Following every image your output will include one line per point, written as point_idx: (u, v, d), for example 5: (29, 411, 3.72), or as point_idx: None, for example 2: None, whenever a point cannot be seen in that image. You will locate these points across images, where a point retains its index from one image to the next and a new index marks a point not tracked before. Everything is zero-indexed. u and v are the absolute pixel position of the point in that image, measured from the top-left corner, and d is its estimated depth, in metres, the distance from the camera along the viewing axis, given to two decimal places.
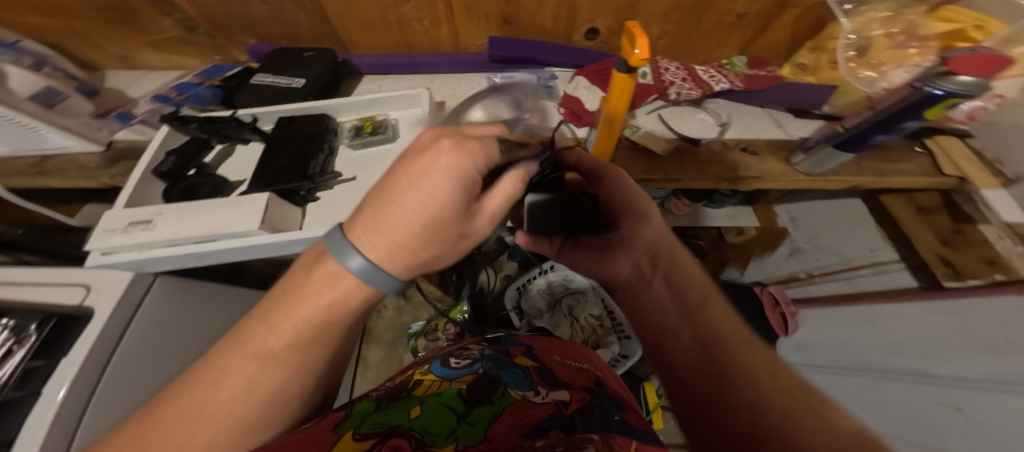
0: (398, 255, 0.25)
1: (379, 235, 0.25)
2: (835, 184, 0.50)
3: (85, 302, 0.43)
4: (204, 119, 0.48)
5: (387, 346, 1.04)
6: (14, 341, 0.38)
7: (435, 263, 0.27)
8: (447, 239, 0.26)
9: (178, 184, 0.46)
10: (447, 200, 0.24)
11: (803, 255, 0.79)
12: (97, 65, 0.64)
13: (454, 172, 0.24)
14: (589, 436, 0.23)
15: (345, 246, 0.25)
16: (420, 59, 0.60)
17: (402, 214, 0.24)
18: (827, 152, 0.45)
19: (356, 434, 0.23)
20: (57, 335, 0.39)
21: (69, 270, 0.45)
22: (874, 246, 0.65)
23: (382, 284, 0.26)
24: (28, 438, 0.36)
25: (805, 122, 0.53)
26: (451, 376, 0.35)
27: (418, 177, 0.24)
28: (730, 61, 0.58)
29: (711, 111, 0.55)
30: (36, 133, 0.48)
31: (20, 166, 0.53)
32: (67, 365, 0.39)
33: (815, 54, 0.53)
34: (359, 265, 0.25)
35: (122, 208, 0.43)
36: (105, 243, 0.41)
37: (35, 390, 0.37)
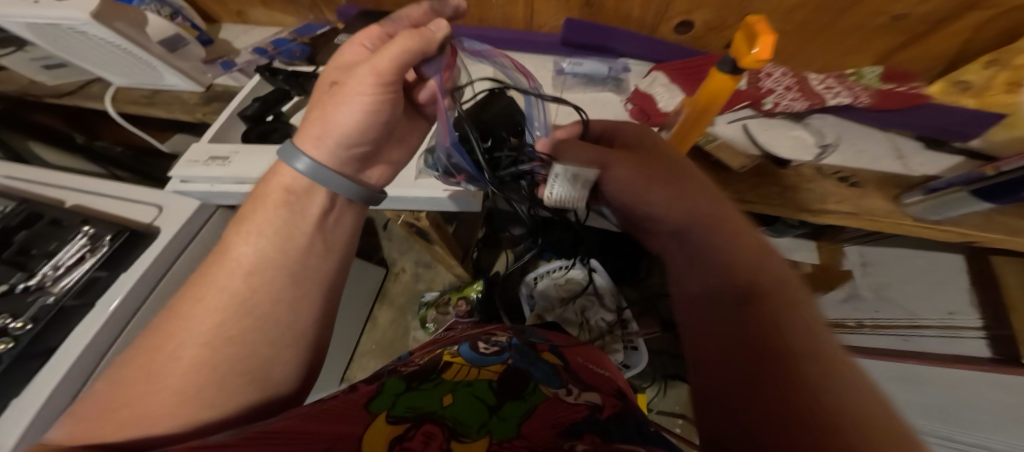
0: (312, 139, 0.31)
1: (309, 133, 0.31)
2: (949, 236, 0.42)
3: (155, 221, 0.48)
4: (290, 73, 0.52)
5: (398, 311, 1.09)
6: (89, 249, 0.43)
7: (346, 126, 0.31)
8: (328, 95, 0.32)
9: (257, 128, 0.49)
10: (352, 68, 0.32)
11: (862, 303, 0.66)
12: (215, 18, 0.69)
13: (359, 53, 0.32)
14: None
15: (292, 151, 0.32)
16: (493, 34, 0.59)
17: (324, 118, 0.31)
18: (961, 195, 0.38)
19: (390, 416, 0.22)
20: (125, 247, 0.45)
21: (148, 191, 0.51)
22: (954, 309, 0.57)
23: (324, 181, 0.32)
24: (74, 342, 0.39)
25: (936, 155, 0.46)
26: (480, 363, 0.35)
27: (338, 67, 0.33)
28: (858, 71, 0.51)
29: (812, 130, 0.48)
30: (155, 71, 0.53)
31: (135, 96, 0.59)
32: (123, 279, 0.43)
33: (988, 71, 0.43)
34: (304, 165, 0.31)
35: (207, 142, 0.47)
36: (185, 171, 0.45)
37: (92, 300, 0.42)
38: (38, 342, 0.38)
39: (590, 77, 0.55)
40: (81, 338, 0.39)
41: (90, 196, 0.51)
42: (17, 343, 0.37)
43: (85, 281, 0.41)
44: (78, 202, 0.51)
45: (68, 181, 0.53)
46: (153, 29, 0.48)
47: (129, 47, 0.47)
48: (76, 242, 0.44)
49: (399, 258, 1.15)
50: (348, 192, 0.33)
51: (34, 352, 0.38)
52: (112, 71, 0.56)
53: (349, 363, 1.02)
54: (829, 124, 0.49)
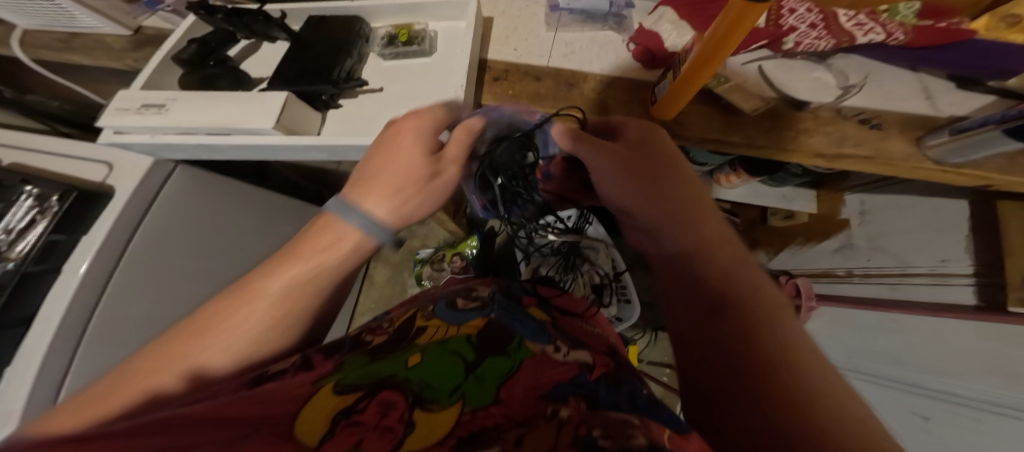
0: (382, 201, 0.33)
1: (368, 190, 0.33)
2: (967, 181, 0.39)
3: (107, 180, 0.46)
4: (230, 11, 0.44)
5: (394, 267, 1.10)
6: (38, 211, 0.41)
7: (420, 200, 0.35)
8: (423, 176, 0.34)
9: (197, 72, 0.44)
10: (415, 153, 0.33)
11: (853, 252, 0.71)
12: None
13: (421, 125, 0.34)
14: (625, 419, 0.21)
15: (344, 207, 0.33)
16: None
17: (383, 187, 0.33)
18: (993, 135, 0.34)
19: (339, 386, 0.21)
20: (78, 208, 0.43)
21: (88, 146, 0.48)
22: (946, 256, 0.53)
23: (379, 235, 0.33)
24: (54, 306, 0.40)
25: (967, 95, 0.41)
26: (458, 321, 0.34)
27: (397, 137, 0.34)
28: (892, 7, 0.44)
29: (835, 71, 0.43)
30: (65, 10, 0.47)
31: (50, 39, 0.53)
32: (85, 242, 0.43)
33: None
34: (358, 220, 0.32)
35: (135, 89, 0.42)
36: (117, 121, 0.41)
37: (56, 265, 0.41)
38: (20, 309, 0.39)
39: (588, 14, 0.49)
40: (58, 303, 0.40)
41: (30, 155, 0.47)
42: None
43: (43, 245, 0.40)
44: (16, 159, 0.46)
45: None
46: None
47: None
48: (21, 204, 0.41)
49: None
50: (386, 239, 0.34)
51: (12, 321, 0.38)
52: (18, 11, 0.49)
53: (349, 321, 1.05)
54: (854, 63, 0.44)
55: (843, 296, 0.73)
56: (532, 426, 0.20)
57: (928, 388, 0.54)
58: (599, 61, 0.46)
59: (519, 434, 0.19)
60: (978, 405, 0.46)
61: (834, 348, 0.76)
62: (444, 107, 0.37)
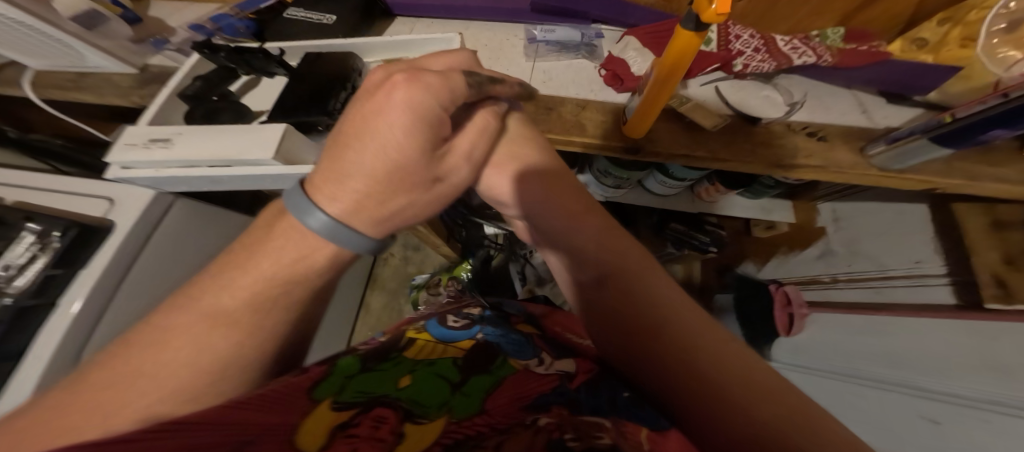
0: (358, 210, 0.27)
1: (338, 188, 0.26)
2: (911, 184, 0.44)
3: (108, 215, 0.47)
4: (233, 48, 0.46)
5: (389, 295, 1.09)
6: (39, 247, 0.41)
7: (411, 210, 0.29)
8: (419, 185, 0.28)
9: (201, 108, 0.46)
10: (407, 147, 0.25)
11: (834, 258, 0.72)
12: None
13: (408, 104, 0.25)
14: (598, 420, 0.25)
15: (305, 204, 0.27)
16: (457, 2, 0.55)
17: (357, 184, 0.26)
18: (920, 144, 0.39)
19: (337, 402, 0.23)
20: (79, 243, 0.43)
21: (96, 183, 0.49)
22: (921, 258, 0.57)
23: (344, 244, 0.27)
24: (44, 342, 0.40)
25: (898, 109, 0.47)
26: (447, 339, 0.33)
27: (376, 115, 0.25)
28: (822, 33, 0.50)
29: (781, 88, 0.48)
30: (73, 50, 0.49)
31: (60, 80, 0.54)
32: (84, 277, 0.43)
33: (944, 27, 0.45)
34: (320, 222, 0.26)
35: (144, 125, 0.44)
36: (123, 157, 0.42)
37: (52, 299, 0.42)
38: (7, 346, 0.39)
39: (563, 44, 0.53)
40: (50, 338, 0.40)
41: (36, 194, 0.49)
42: None
43: (40, 281, 0.40)
44: (19, 199, 0.48)
45: (19, 179, 0.50)
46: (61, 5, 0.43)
47: (40, 26, 0.43)
48: (24, 241, 0.41)
49: None
50: (365, 250, 0.29)
51: (1, 357, 0.38)
52: (26, 54, 0.51)
53: None
54: (796, 83, 0.49)
55: (832, 301, 0.70)
56: (511, 434, 0.28)
57: (929, 391, 0.51)
58: (576, 87, 0.50)
59: None
60: (977, 404, 0.45)
61: (826, 354, 0.69)
62: (466, 80, 0.29)
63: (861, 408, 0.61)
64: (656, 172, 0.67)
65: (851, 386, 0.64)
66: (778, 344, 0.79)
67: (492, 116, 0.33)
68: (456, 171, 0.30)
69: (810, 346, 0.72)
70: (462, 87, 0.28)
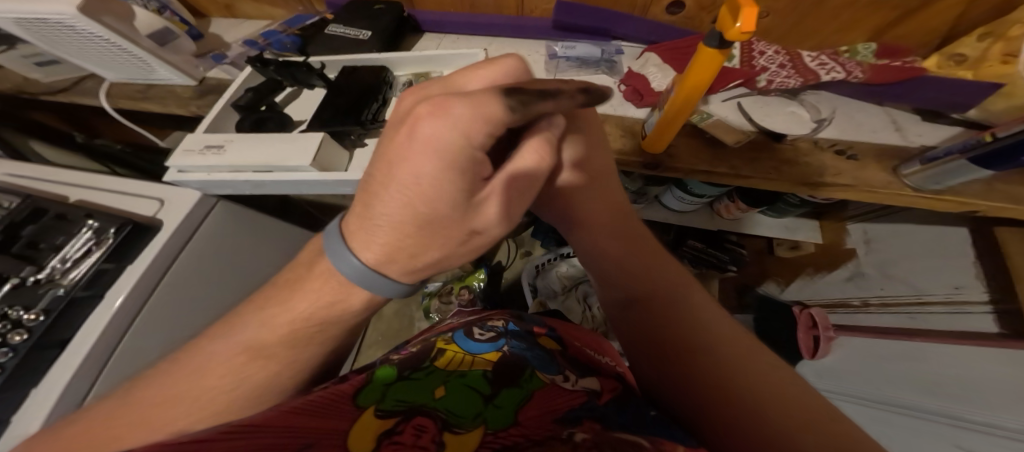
0: (394, 259, 0.22)
1: (371, 236, 0.21)
2: (947, 206, 0.42)
3: (156, 214, 0.51)
4: (281, 62, 0.50)
5: (404, 302, 1.10)
6: (94, 242, 0.45)
7: (445, 261, 0.23)
8: (455, 237, 0.22)
9: (250, 117, 0.49)
10: (439, 191, 0.19)
11: (866, 281, 0.68)
12: (203, 11, 0.66)
13: (439, 139, 0.17)
14: (634, 439, 0.23)
15: (338, 246, 0.23)
16: (486, 20, 0.58)
17: (392, 235, 0.21)
18: (958, 165, 0.37)
19: (378, 410, 0.23)
20: (129, 239, 0.47)
21: (149, 185, 0.53)
22: (959, 283, 0.53)
23: (377, 290, 0.24)
24: (87, 331, 0.43)
25: (934, 127, 0.46)
26: (474, 351, 0.34)
27: (399, 154, 0.19)
28: (852, 48, 0.50)
29: (807, 105, 0.48)
30: (146, 64, 0.53)
31: (129, 91, 0.59)
32: (130, 271, 0.46)
33: (984, 42, 0.42)
34: (353, 267, 0.23)
35: (202, 133, 0.47)
36: (181, 162, 0.45)
37: (101, 291, 0.45)
38: (56, 332, 0.41)
39: (583, 60, 0.55)
40: (94, 326, 0.43)
41: (94, 192, 0.53)
42: (32, 335, 0.40)
43: (92, 274, 0.44)
44: (82, 198, 0.52)
45: (77, 179, 0.54)
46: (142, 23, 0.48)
47: (119, 41, 0.47)
48: (81, 236, 0.46)
49: None
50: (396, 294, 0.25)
51: (48, 343, 0.41)
52: (104, 67, 0.56)
53: (355, 355, 1.03)
54: (823, 99, 0.49)
55: (859, 326, 0.67)
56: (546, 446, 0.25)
57: (968, 421, 0.48)
58: None
59: None
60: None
61: (855, 380, 0.66)
62: (503, 101, 0.17)
63: (892, 437, 0.59)
64: (674, 187, 0.66)
65: (879, 412, 0.61)
66: (801, 364, 0.74)
67: (543, 159, 0.22)
68: (482, 223, 0.22)
69: (830, 367, 0.71)
70: (499, 125, 0.17)
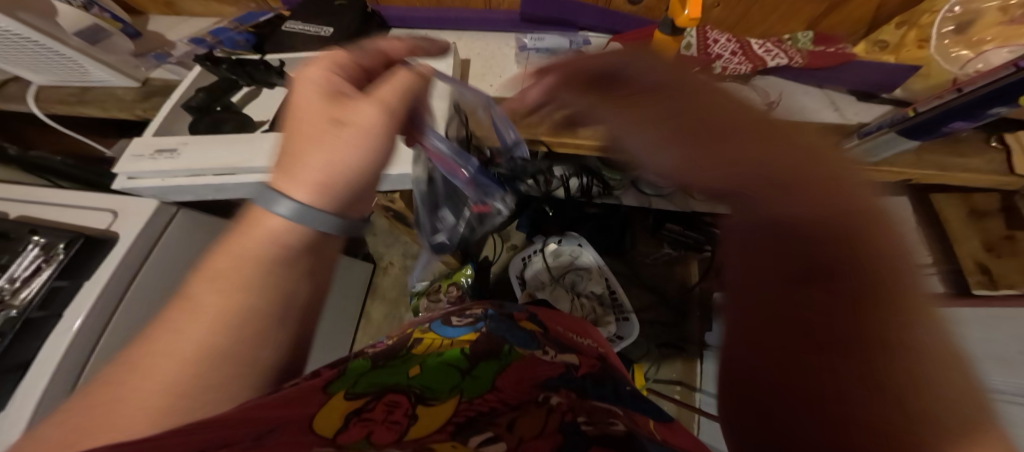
0: (299, 178, 0.24)
1: (283, 170, 0.25)
2: (885, 176, 0.46)
3: (112, 226, 0.47)
4: (234, 61, 0.48)
5: (390, 304, 1.08)
6: (44, 259, 0.42)
7: (345, 172, 0.25)
8: (332, 134, 0.25)
9: (204, 120, 0.47)
10: (315, 106, 0.26)
11: None
12: (143, 8, 0.62)
13: (320, 77, 0.27)
14: (610, 408, 0.25)
15: (266, 194, 0.24)
16: (450, 14, 0.58)
17: (316, 157, 0.25)
18: (889, 136, 0.41)
19: (348, 393, 0.21)
20: (82, 255, 0.44)
21: (99, 196, 0.50)
22: None
23: (319, 227, 0.24)
24: (49, 353, 0.40)
25: (867, 106, 0.50)
26: (451, 335, 0.36)
27: (294, 103, 0.27)
28: (793, 36, 0.53)
29: (759, 89, 0.51)
30: (79, 66, 0.50)
31: (61, 95, 0.54)
32: (88, 288, 0.43)
33: (901, 30, 0.48)
34: (287, 209, 0.24)
35: (151, 136, 0.44)
36: (129, 167, 0.43)
37: (58, 311, 0.42)
38: (11, 356, 0.39)
39: (552, 51, 0.56)
40: (55, 351, 0.40)
41: (37, 207, 0.49)
42: None
43: (45, 292, 0.41)
44: (23, 213, 0.49)
45: (18, 193, 0.51)
46: (66, 20, 0.44)
47: (45, 41, 0.44)
48: (27, 253, 0.42)
49: (384, 252, 1.13)
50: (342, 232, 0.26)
51: (7, 366, 0.39)
52: (30, 70, 0.51)
53: None
54: (771, 83, 0.52)
55: None
56: (523, 410, 0.25)
57: None
58: None
59: (512, 417, 0.24)
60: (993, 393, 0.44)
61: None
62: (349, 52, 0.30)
63: None
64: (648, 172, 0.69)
65: None
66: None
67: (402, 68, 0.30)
68: (365, 118, 0.26)
69: None
70: (347, 61, 0.30)
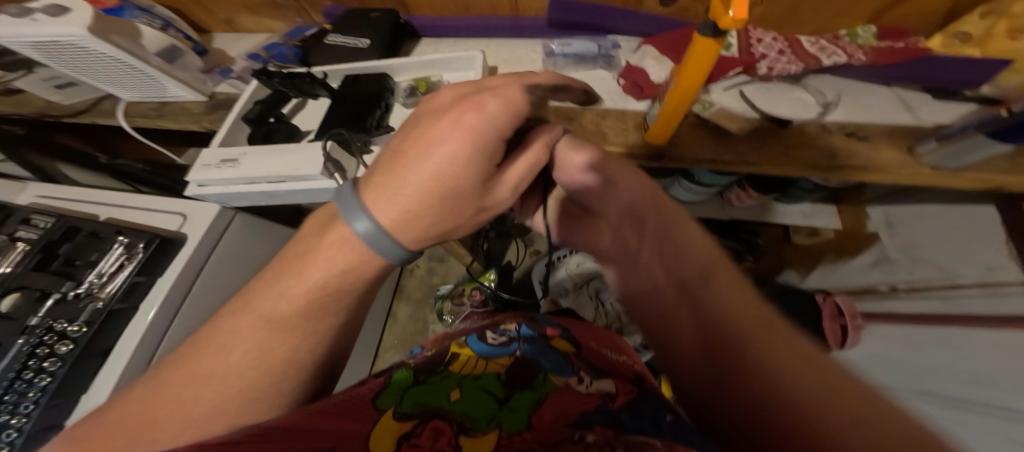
0: (411, 225, 0.27)
1: (393, 206, 0.26)
2: (968, 183, 0.41)
3: (180, 228, 0.53)
4: (285, 75, 0.51)
5: (415, 305, 1.11)
6: (126, 256, 0.48)
7: (448, 232, 0.29)
8: (468, 208, 0.28)
9: (260, 130, 0.51)
10: (463, 160, 0.25)
11: (892, 265, 0.64)
12: (206, 27, 0.68)
13: (490, 130, 0.25)
14: (648, 440, 0.22)
15: (360, 213, 0.26)
16: (479, 22, 0.59)
17: (440, 221, 0.27)
18: (975, 141, 0.36)
19: (398, 412, 0.24)
20: (156, 253, 0.49)
21: (168, 200, 0.55)
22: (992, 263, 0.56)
23: (393, 257, 0.28)
24: (125, 344, 0.45)
25: (946, 105, 0.44)
26: (488, 355, 0.34)
27: (448, 131, 0.25)
28: (852, 31, 0.49)
29: (812, 90, 0.47)
30: (159, 83, 0.55)
31: (144, 109, 0.61)
32: (161, 283, 0.48)
33: (986, 20, 0.42)
34: (373, 233, 0.26)
35: (216, 147, 0.48)
36: (201, 176, 0.47)
37: (134, 304, 0.47)
38: (98, 341, 0.44)
39: (581, 57, 0.55)
40: (131, 338, 0.45)
41: (121, 210, 0.56)
42: (78, 344, 0.42)
43: (126, 287, 0.46)
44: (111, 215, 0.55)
45: (105, 197, 0.57)
46: (149, 41, 0.50)
47: (129, 59, 0.48)
48: (114, 252, 0.48)
49: None
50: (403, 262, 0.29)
51: (92, 352, 0.43)
52: (120, 87, 0.58)
53: (373, 358, 1.05)
54: (827, 82, 0.47)
55: (893, 314, 0.62)
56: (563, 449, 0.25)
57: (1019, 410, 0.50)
58: (594, 96, 0.51)
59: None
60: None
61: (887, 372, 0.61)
62: (525, 96, 0.27)
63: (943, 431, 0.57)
64: (682, 178, 0.66)
65: None
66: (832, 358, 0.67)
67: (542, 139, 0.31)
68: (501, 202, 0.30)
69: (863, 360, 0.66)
70: (515, 106, 0.26)
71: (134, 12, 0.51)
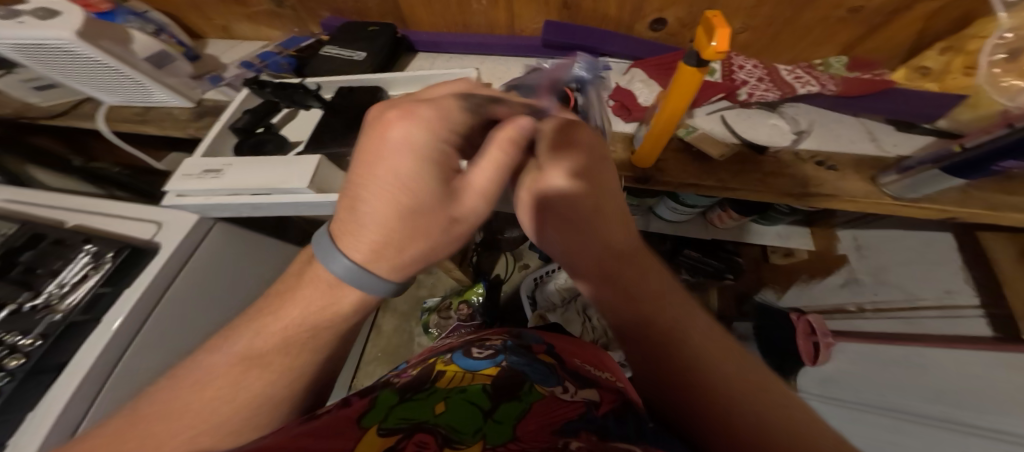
0: (381, 256, 0.24)
1: (355, 239, 0.23)
2: (930, 212, 0.43)
3: (155, 237, 0.50)
4: (278, 85, 0.51)
5: (401, 318, 1.09)
6: (92, 267, 0.45)
7: (432, 255, 0.25)
8: (434, 223, 0.24)
9: (247, 140, 0.50)
10: (412, 175, 0.22)
11: (859, 286, 0.68)
12: (202, 33, 0.68)
13: (421, 136, 0.22)
14: None
15: (328, 249, 0.24)
16: (476, 40, 0.60)
17: (407, 247, 0.24)
18: (933, 173, 0.39)
19: (382, 428, 0.23)
20: (127, 262, 0.47)
21: (144, 208, 0.53)
22: (952, 287, 0.55)
23: (370, 289, 0.25)
24: (83, 358, 0.42)
25: (908, 137, 0.47)
26: (473, 368, 0.36)
27: (378, 151, 0.22)
28: (825, 61, 0.53)
29: (787, 117, 0.50)
30: (144, 88, 0.54)
31: (127, 114, 0.59)
32: (127, 293, 0.45)
33: (946, 55, 0.46)
34: (344, 269, 0.24)
35: (200, 156, 0.47)
36: (181, 186, 0.45)
37: (98, 316, 0.44)
38: (50, 357, 0.40)
39: None
40: (89, 353, 0.42)
41: (92, 216, 0.53)
42: (29, 358, 0.39)
43: (89, 298, 0.43)
44: (79, 222, 0.52)
45: (75, 203, 0.54)
46: (139, 46, 0.49)
47: (118, 65, 0.47)
48: (79, 261, 0.46)
49: None
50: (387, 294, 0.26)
51: (45, 368, 0.40)
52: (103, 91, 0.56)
53: (353, 373, 1.01)
54: (803, 111, 0.51)
55: (859, 331, 0.66)
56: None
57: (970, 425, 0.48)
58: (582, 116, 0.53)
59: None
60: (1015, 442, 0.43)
61: (862, 386, 0.63)
62: (462, 104, 0.24)
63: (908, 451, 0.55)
64: (667, 199, 0.67)
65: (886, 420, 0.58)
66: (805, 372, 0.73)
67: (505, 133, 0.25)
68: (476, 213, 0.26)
69: (834, 376, 0.68)
70: (454, 109, 0.24)
71: (127, 17, 0.51)
